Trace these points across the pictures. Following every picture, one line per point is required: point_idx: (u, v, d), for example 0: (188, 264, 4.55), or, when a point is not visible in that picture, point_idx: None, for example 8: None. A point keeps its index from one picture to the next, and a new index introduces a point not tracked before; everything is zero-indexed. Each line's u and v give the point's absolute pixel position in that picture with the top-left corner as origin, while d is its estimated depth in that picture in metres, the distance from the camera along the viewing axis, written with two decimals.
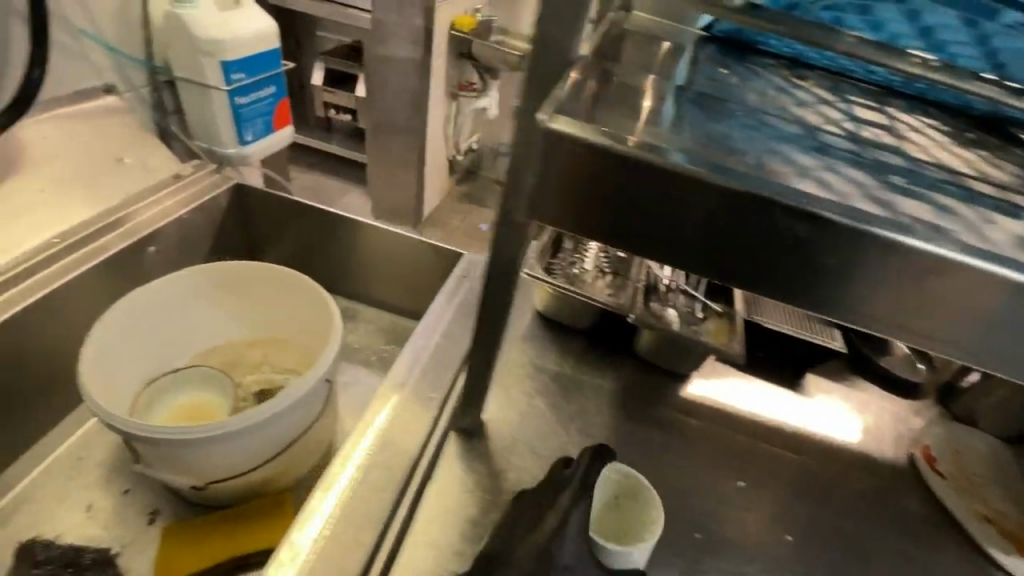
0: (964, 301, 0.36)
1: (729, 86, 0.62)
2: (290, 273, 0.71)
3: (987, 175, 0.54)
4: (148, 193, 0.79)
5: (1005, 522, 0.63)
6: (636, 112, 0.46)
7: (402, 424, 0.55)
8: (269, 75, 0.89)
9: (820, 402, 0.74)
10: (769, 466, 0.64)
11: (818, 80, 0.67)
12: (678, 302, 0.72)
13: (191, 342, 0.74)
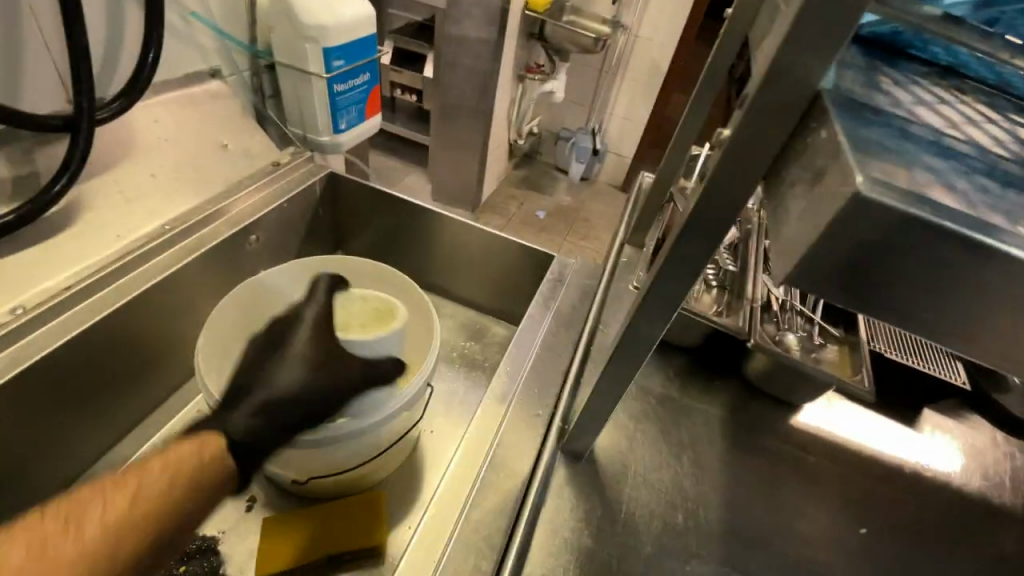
0: None
1: (882, 92, 0.41)
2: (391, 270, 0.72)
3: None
4: (250, 181, 0.81)
5: None
6: None
7: (512, 444, 0.53)
8: (365, 62, 0.87)
9: (950, 447, 0.66)
10: (892, 512, 0.59)
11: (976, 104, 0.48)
12: (795, 326, 0.67)
13: None
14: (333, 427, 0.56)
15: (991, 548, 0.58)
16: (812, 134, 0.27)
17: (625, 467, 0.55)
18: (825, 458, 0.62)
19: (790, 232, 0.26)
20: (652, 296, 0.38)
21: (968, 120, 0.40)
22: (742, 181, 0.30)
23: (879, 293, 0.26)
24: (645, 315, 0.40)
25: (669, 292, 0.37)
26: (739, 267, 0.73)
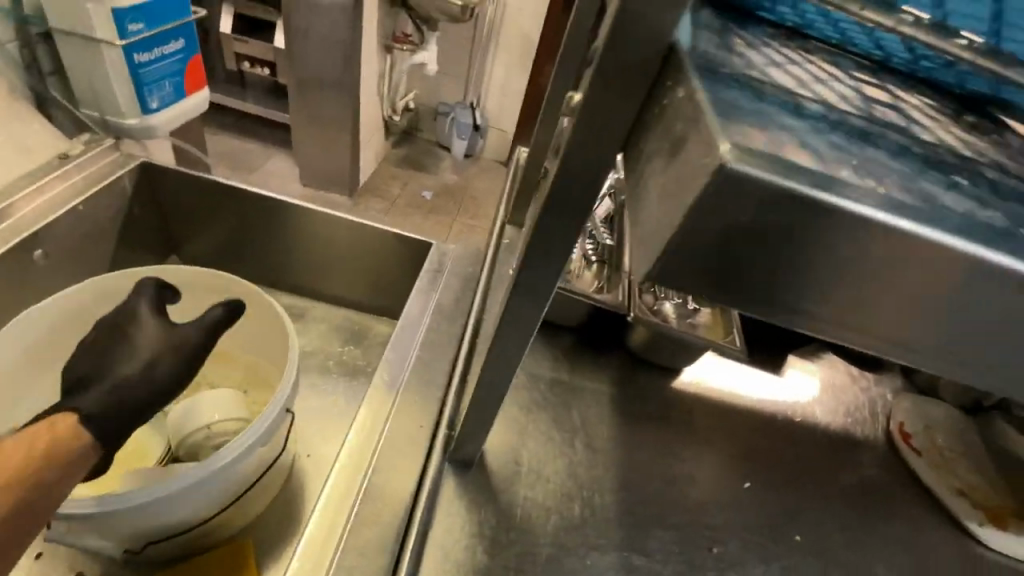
0: None
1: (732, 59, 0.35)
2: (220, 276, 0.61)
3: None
4: (24, 181, 0.63)
5: (977, 495, 0.66)
6: None
7: (391, 464, 0.47)
8: (175, 26, 0.72)
9: (805, 389, 0.73)
10: (768, 459, 0.63)
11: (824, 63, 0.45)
12: (671, 294, 0.68)
13: None
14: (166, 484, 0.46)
15: (848, 473, 0.64)
16: (666, 98, 0.23)
17: (519, 466, 0.52)
18: (707, 417, 0.65)
19: (648, 215, 0.22)
20: (520, 290, 0.34)
21: (815, 81, 0.38)
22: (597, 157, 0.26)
23: (752, 276, 0.22)
24: (514, 308, 0.35)
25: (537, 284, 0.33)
26: (618, 241, 0.72)
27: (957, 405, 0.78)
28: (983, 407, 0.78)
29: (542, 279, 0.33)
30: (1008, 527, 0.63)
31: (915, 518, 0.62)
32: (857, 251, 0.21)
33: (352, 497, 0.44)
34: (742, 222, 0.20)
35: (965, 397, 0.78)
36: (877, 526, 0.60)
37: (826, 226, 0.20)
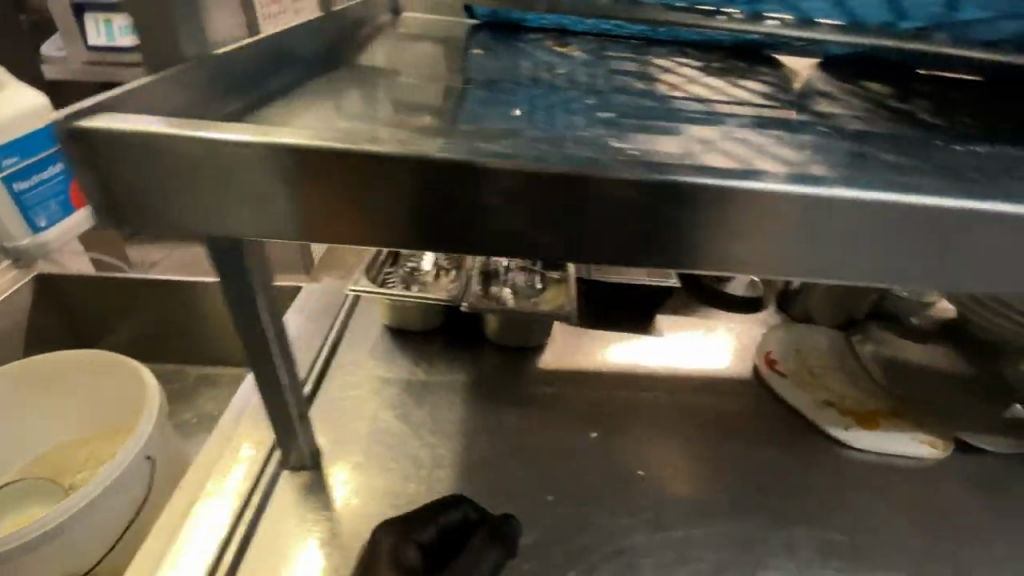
0: (846, 235, 0.32)
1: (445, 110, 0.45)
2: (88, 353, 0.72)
3: (745, 98, 0.59)
4: None
5: (845, 402, 0.68)
6: None
7: (227, 479, 0.53)
8: (51, 152, 0.82)
9: (671, 339, 0.79)
10: (624, 413, 0.68)
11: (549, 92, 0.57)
12: (516, 279, 0.74)
13: (32, 447, 0.77)
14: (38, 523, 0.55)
15: (705, 408, 0.69)
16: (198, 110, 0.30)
17: (361, 461, 0.58)
18: (563, 385, 0.70)
19: None
20: (240, 288, 0.41)
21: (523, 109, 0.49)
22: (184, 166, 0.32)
23: (470, 233, 0.33)
24: (246, 304, 0.42)
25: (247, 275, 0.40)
26: None
27: (833, 324, 0.82)
28: (856, 320, 0.82)
29: (250, 278, 0.41)
30: (876, 427, 0.65)
31: (771, 442, 0.65)
32: (549, 202, 0.31)
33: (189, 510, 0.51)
34: (373, 204, 0.32)
35: (837, 314, 0.82)
36: (728, 450, 0.65)
37: (490, 187, 0.31)
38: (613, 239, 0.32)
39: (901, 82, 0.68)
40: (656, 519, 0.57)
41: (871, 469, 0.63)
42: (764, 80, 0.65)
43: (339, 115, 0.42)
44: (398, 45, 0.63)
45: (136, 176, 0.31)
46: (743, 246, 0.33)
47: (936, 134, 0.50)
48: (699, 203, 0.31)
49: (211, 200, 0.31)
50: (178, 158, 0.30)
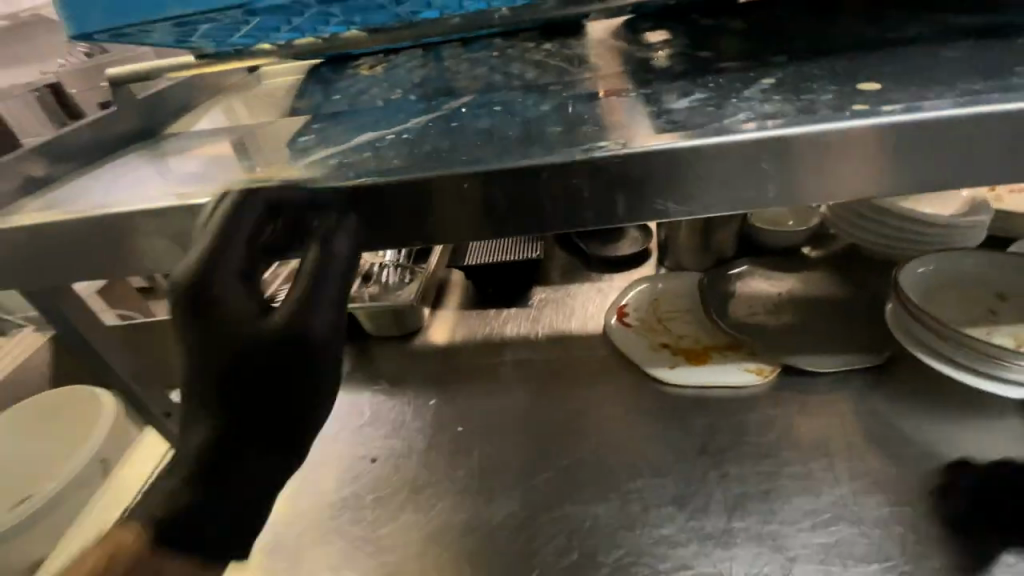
0: (812, 166, 0.34)
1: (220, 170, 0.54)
2: (79, 388, 0.80)
3: (500, 83, 0.63)
4: None
5: (680, 342, 0.71)
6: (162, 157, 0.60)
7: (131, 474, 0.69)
8: None
9: (539, 307, 0.84)
10: (470, 377, 0.74)
11: (329, 122, 0.65)
12: (386, 276, 0.84)
13: None
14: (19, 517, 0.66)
15: (547, 362, 0.74)
16: None
17: None
18: (422, 361, 0.78)
19: None
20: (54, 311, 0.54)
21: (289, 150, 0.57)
22: None
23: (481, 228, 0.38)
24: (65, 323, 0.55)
25: (61, 308, 0.54)
26: None
27: (704, 268, 0.83)
28: (726, 260, 0.82)
29: (53, 303, 0.53)
30: (706, 362, 0.67)
31: (597, 386, 0.69)
32: (513, 195, 0.37)
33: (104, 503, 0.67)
34: (371, 224, 0.38)
35: (706, 259, 0.83)
36: (556, 396, 0.68)
37: (478, 187, 0.36)
38: (559, 211, 0.36)
39: (692, 23, 0.70)
40: (461, 460, 0.63)
41: (690, 401, 0.64)
42: (539, 56, 0.69)
43: (107, 180, 0.55)
44: (230, 101, 0.76)
45: None
46: (720, 193, 0.35)
47: (637, 84, 0.53)
48: (666, 163, 0.35)
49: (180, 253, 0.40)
50: (108, 234, 0.40)
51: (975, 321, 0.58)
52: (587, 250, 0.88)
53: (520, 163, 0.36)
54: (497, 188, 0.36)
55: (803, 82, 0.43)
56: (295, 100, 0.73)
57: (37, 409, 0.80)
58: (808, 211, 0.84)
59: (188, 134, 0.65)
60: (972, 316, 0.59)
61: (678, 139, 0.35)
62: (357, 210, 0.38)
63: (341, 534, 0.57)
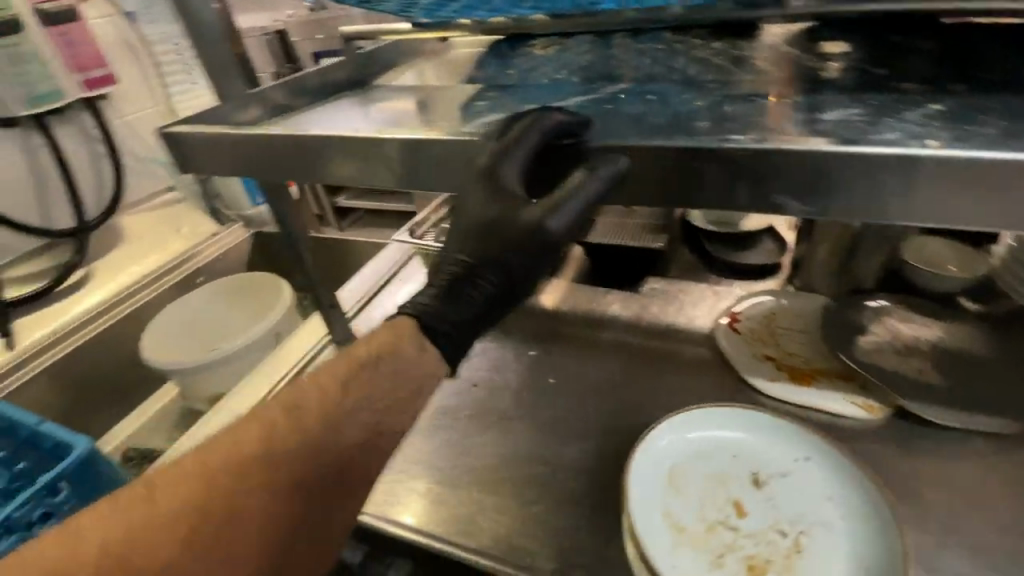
0: None
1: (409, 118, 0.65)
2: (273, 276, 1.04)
3: (659, 74, 0.67)
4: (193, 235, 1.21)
5: (788, 359, 0.70)
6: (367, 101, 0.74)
7: (289, 348, 0.85)
8: None
9: (650, 295, 0.87)
10: (569, 341, 0.81)
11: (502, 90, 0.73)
12: None
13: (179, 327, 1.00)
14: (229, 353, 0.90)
15: (646, 346, 0.77)
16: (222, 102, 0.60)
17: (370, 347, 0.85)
18: (532, 317, 0.86)
19: (214, 143, 0.57)
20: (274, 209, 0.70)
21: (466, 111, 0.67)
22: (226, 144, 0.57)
23: (711, 195, 0.39)
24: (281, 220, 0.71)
25: (280, 203, 0.70)
26: None
27: (834, 294, 0.79)
28: (863, 290, 0.77)
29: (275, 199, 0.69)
30: (810, 384, 0.66)
31: (688, 377, 0.71)
32: (751, 171, 0.37)
33: (260, 367, 0.83)
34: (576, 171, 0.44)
35: (840, 285, 0.79)
36: (648, 378, 0.72)
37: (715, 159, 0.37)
38: (796, 188, 0.36)
39: (880, 38, 0.67)
40: (549, 407, 0.70)
41: (781, 415, 0.65)
42: (705, 53, 0.71)
43: (327, 115, 0.69)
44: (423, 65, 0.88)
45: (224, 148, 0.57)
46: (979, 208, 0.33)
47: (793, 93, 0.54)
48: (924, 172, 0.33)
49: (395, 177, 0.50)
50: (341, 152, 0.51)
51: (711, 537, 0.54)
52: (713, 252, 0.89)
53: (764, 147, 0.36)
54: (734, 164, 0.37)
55: (970, 114, 0.42)
56: (473, 70, 0.84)
57: (242, 284, 1.06)
58: (974, 259, 0.76)
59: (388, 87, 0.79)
60: (709, 520, 0.56)
61: (941, 150, 0.33)
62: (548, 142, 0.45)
63: (439, 436, 0.69)
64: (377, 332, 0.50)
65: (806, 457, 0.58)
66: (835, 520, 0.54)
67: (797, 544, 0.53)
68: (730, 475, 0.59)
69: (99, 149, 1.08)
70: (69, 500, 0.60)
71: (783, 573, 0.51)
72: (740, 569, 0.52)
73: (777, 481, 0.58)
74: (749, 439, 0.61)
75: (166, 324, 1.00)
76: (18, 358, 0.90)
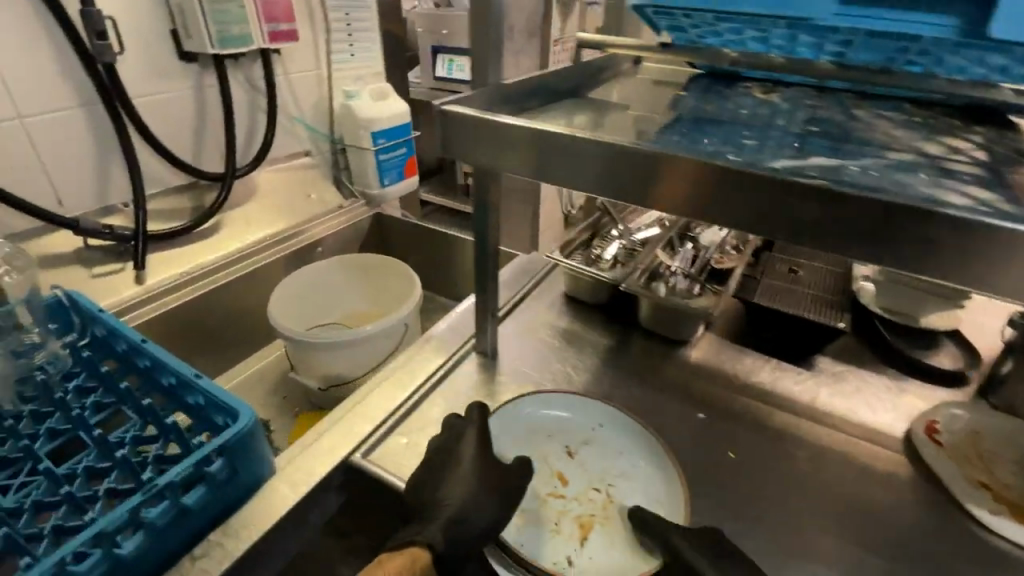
0: None
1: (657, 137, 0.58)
2: (400, 264, 1.00)
3: (928, 149, 0.62)
4: (322, 208, 1.19)
5: (1006, 492, 0.63)
6: (589, 111, 0.69)
7: (431, 350, 0.80)
8: (402, 140, 1.26)
9: (823, 377, 0.80)
10: (739, 411, 0.74)
11: (739, 133, 0.68)
12: (677, 282, 0.85)
13: (306, 312, 1.00)
14: (360, 334, 0.89)
15: (829, 437, 0.71)
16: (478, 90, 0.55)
17: (518, 369, 0.80)
18: (694, 374, 0.80)
19: (461, 119, 0.53)
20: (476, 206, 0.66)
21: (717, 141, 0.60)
22: (485, 136, 0.52)
23: (914, 251, 0.39)
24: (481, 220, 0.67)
25: (484, 199, 0.65)
26: (645, 248, 0.94)
27: None
28: None
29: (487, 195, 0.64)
30: None
31: (878, 482, 0.66)
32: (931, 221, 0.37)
33: (401, 365, 0.77)
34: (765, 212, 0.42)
35: None
36: (838, 476, 0.66)
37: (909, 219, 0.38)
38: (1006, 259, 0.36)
39: None
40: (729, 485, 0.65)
41: (1003, 557, 0.58)
42: (970, 138, 0.65)
43: (559, 118, 0.64)
44: (625, 86, 0.83)
45: (471, 129, 0.53)
46: None
47: None
48: None
49: (567, 172, 0.50)
50: (531, 138, 0.50)
51: (547, 511, 0.63)
52: (894, 344, 0.82)
53: None
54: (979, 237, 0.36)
55: None
56: (686, 101, 0.79)
57: (357, 264, 1.03)
58: None
59: (602, 102, 0.74)
60: (542, 496, 0.65)
61: None
62: (766, 196, 0.42)
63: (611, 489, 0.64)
64: (393, 553, 0.51)
65: (600, 424, 0.71)
66: (632, 472, 0.66)
67: (608, 496, 0.64)
68: (551, 455, 0.68)
69: (259, 101, 1.06)
70: (224, 470, 0.54)
71: (602, 522, 0.62)
72: (573, 530, 0.61)
73: (585, 448, 0.69)
74: (566, 419, 0.72)
75: (297, 302, 0.98)
76: (149, 295, 0.88)
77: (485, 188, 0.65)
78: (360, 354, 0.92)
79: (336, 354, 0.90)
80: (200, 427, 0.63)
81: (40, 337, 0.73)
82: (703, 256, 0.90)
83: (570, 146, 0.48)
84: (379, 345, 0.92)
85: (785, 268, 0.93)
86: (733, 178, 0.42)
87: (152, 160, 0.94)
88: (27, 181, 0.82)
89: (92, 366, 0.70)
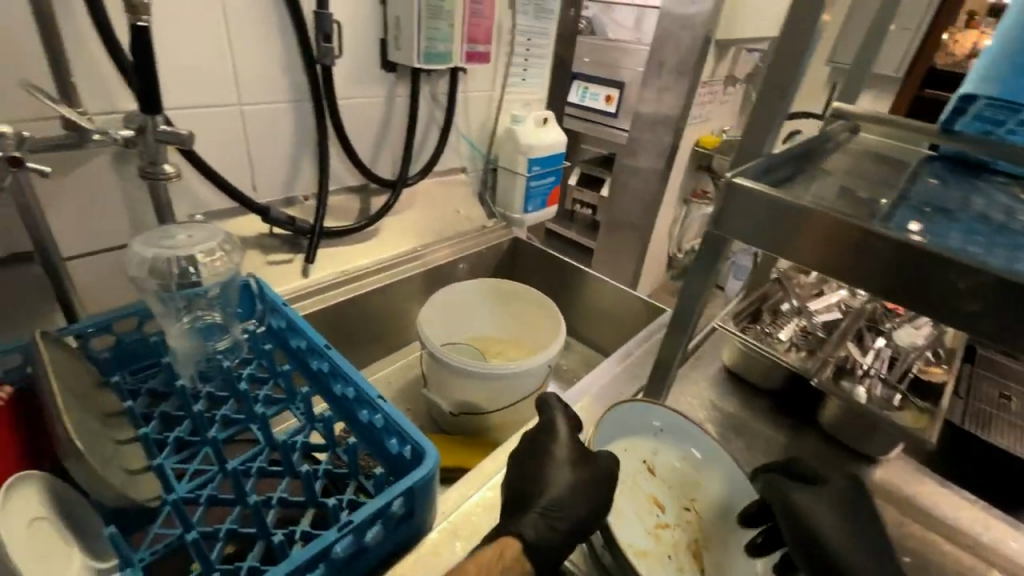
0: None
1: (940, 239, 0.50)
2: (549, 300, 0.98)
3: None
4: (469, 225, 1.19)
5: None
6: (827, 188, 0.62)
7: (587, 408, 0.75)
8: (552, 169, 1.25)
9: None
10: (952, 563, 0.63)
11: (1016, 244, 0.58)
12: (871, 387, 0.75)
13: (449, 327, 1.01)
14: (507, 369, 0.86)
15: None
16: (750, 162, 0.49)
17: None
18: (889, 502, 0.69)
19: (739, 196, 0.48)
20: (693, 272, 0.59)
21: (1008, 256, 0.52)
22: (750, 209, 0.47)
23: None
24: (691, 287, 0.61)
25: (708, 264, 0.58)
26: (829, 335, 0.83)
27: None
28: None
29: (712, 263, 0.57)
30: None
31: None
32: None
33: None
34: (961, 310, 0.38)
35: None
36: None
37: None
38: None
39: None
40: None
41: None
42: None
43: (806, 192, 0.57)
44: (848, 160, 0.75)
45: (739, 201, 0.48)
46: None
47: None
48: None
49: (771, 237, 0.47)
50: (759, 202, 0.47)
51: (662, 545, 0.61)
52: None
53: None
54: None
55: None
56: (930, 191, 0.70)
57: (503, 289, 1.03)
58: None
59: (834, 179, 0.67)
60: (648, 526, 0.63)
61: None
62: (997, 311, 0.37)
63: None
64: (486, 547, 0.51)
65: (660, 428, 0.70)
66: (706, 478, 0.67)
67: (698, 512, 0.65)
68: (638, 478, 0.67)
69: (437, 114, 1.08)
70: (402, 508, 0.52)
71: (705, 544, 0.62)
72: (692, 561, 0.60)
73: (658, 462, 0.69)
74: (635, 438, 0.70)
75: (442, 314, 0.99)
76: (311, 292, 0.89)
77: (708, 250, 0.58)
78: (503, 389, 0.89)
79: (480, 385, 0.87)
80: (364, 443, 0.62)
81: (224, 319, 0.75)
82: (902, 360, 0.78)
83: (775, 209, 0.46)
84: (525, 382, 0.88)
85: (993, 392, 0.80)
86: (875, 242, 0.41)
87: (337, 158, 0.97)
88: (233, 167, 0.86)
89: (268, 359, 0.71)
